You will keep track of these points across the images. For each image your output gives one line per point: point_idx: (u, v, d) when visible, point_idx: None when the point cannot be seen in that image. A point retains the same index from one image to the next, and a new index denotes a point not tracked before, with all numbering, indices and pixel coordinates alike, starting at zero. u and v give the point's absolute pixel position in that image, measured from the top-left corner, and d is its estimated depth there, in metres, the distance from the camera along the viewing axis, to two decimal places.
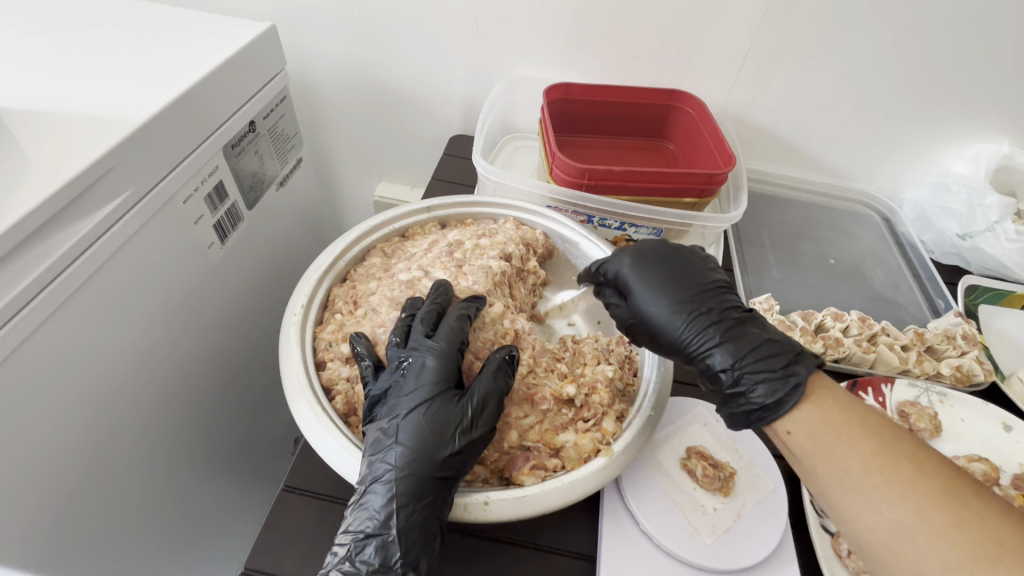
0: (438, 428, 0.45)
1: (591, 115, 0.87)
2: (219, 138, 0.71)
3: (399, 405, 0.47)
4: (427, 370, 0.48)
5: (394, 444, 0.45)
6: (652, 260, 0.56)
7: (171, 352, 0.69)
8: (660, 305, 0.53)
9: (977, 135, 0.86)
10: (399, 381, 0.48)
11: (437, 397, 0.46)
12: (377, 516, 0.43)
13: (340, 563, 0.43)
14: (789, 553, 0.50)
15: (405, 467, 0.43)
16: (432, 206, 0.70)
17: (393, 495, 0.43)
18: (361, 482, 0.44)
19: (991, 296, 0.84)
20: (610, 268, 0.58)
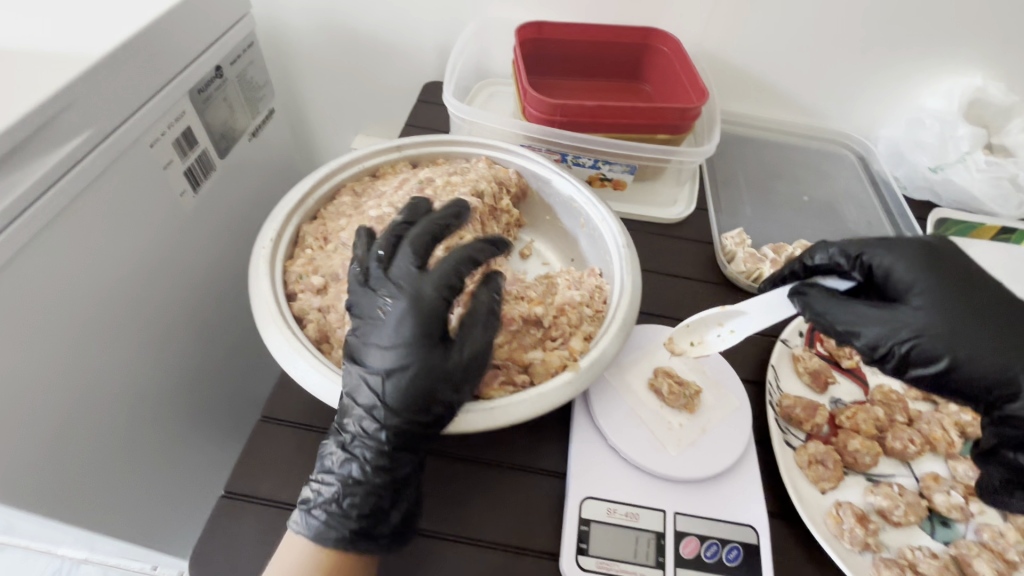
0: (431, 385, 0.44)
1: (565, 56, 0.86)
2: (184, 79, 0.70)
3: (381, 356, 0.44)
4: (406, 320, 0.44)
5: (383, 402, 0.44)
6: (929, 270, 0.47)
7: (152, 298, 0.69)
8: (944, 331, 0.44)
9: (951, 69, 0.86)
10: (376, 326, 0.45)
11: (423, 348, 0.44)
12: (366, 466, 0.45)
13: (325, 504, 0.44)
14: (752, 463, 0.53)
15: (396, 421, 0.44)
16: (403, 144, 0.70)
17: (384, 446, 0.44)
18: (350, 431, 0.45)
19: (960, 228, 0.84)
20: (895, 279, 0.48)
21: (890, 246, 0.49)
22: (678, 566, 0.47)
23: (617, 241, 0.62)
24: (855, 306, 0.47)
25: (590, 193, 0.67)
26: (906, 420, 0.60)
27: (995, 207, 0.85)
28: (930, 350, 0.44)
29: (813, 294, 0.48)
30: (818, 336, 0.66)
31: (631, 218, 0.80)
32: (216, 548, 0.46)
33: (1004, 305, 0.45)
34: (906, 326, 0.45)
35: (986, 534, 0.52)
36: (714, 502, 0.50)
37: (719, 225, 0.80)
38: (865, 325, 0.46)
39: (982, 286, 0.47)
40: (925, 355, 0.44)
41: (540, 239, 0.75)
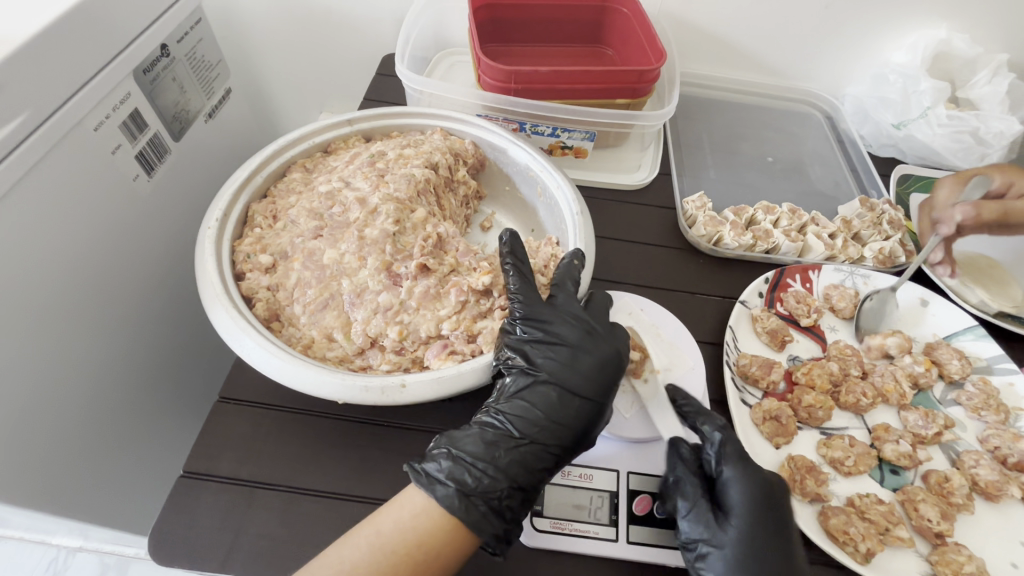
0: (605, 415, 0.49)
1: (523, 21, 0.84)
2: (126, 59, 0.67)
3: (579, 377, 0.48)
4: (610, 356, 0.50)
5: (567, 384, 0.48)
6: (766, 511, 0.46)
7: (106, 285, 0.67)
8: (736, 566, 0.44)
9: (917, 22, 0.84)
10: (583, 354, 0.49)
11: (614, 394, 0.49)
12: (531, 474, 0.45)
13: (479, 484, 0.43)
14: None
15: (571, 439, 0.47)
16: (354, 118, 0.68)
17: (555, 456, 0.46)
18: (528, 434, 0.46)
19: (922, 184, 0.85)
20: (730, 498, 0.47)
21: (747, 471, 0.47)
22: (631, 524, 0.47)
23: (571, 209, 0.62)
24: (689, 493, 0.47)
25: (545, 160, 0.66)
26: (860, 374, 0.61)
27: (958, 161, 0.85)
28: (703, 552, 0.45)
29: (678, 467, 0.48)
30: (779, 297, 0.67)
31: (594, 185, 0.79)
32: (176, 525, 0.46)
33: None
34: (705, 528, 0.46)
35: (932, 480, 0.53)
36: (667, 460, 0.51)
37: (681, 189, 0.80)
38: (684, 512, 0.46)
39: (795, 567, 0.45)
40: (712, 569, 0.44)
41: (501, 211, 0.75)
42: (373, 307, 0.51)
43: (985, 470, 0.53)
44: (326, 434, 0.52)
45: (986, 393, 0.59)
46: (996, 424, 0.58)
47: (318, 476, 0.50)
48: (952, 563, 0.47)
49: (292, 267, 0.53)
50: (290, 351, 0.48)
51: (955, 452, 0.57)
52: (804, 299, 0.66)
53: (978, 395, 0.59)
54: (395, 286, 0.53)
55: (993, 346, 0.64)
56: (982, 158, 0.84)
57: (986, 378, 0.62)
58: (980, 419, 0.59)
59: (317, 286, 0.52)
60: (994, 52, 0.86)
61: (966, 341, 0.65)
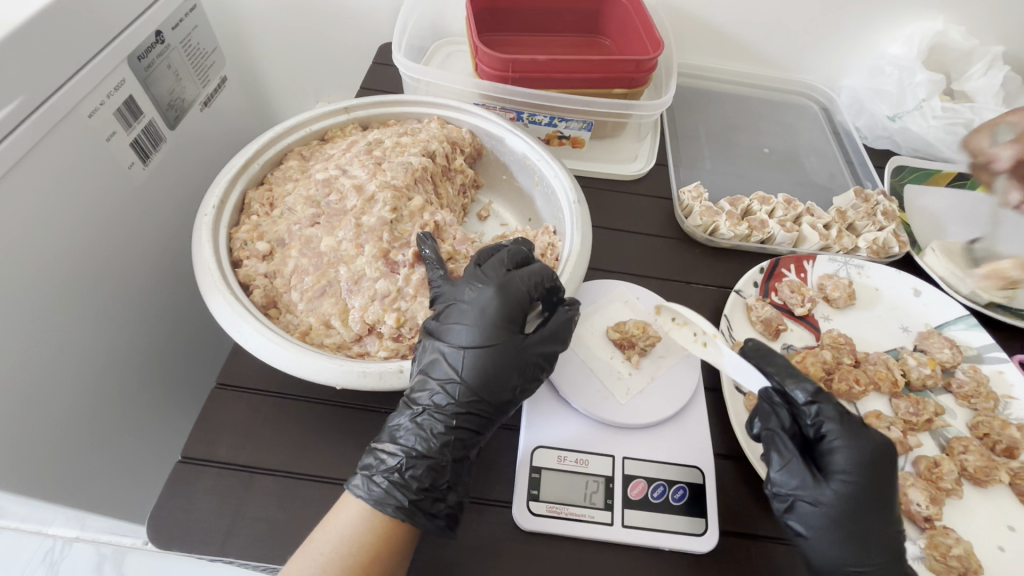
0: (497, 364, 0.46)
1: (520, 10, 0.84)
2: (120, 45, 0.66)
3: (463, 333, 0.47)
4: (490, 304, 0.48)
5: (459, 348, 0.47)
6: (873, 475, 0.45)
7: (102, 275, 0.67)
8: (838, 523, 0.45)
9: (913, 14, 0.84)
10: (465, 310, 0.48)
11: (504, 341, 0.47)
12: (430, 440, 0.45)
13: (384, 468, 0.44)
14: (699, 409, 0.55)
15: (470, 398, 0.46)
16: (351, 106, 0.68)
17: (454, 417, 0.46)
18: (422, 403, 0.46)
19: (916, 175, 0.86)
20: (835, 460, 0.46)
21: (856, 433, 0.46)
22: (626, 508, 0.48)
23: (567, 198, 0.62)
24: (785, 450, 0.47)
25: (542, 149, 0.66)
26: (853, 362, 0.62)
27: (952, 153, 0.86)
28: (795, 504, 0.46)
29: (770, 421, 0.48)
30: (774, 286, 0.67)
31: (591, 175, 0.79)
32: (174, 510, 0.47)
33: (881, 528, 0.45)
34: (800, 483, 0.46)
35: (922, 465, 0.54)
36: (662, 445, 0.52)
37: (678, 179, 0.80)
38: (778, 465, 0.47)
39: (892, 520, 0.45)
40: (805, 522, 0.46)
41: (498, 200, 0.75)
42: (370, 294, 0.51)
43: (974, 456, 0.54)
44: (324, 420, 0.53)
45: (975, 380, 0.60)
46: (986, 411, 0.59)
47: (316, 462, 0.50)
48: (940, 546, 0.48)
49: (289, 254, 0.53)
50: (288, 338, 0.48)
51: (945, 438, 0.58)
52: (799, 289, 0.66)
53: (968, 382, 0.60)
54: (392, 274, 0.53)
55: (983, 335, 0.65)
56: None
57: (977, 366, 0.63)
58: (970, 406, 0.60)
59: (315, 273, 0.52)
60: (989, 44, 0.86)
61: (957, 330, 0.66)
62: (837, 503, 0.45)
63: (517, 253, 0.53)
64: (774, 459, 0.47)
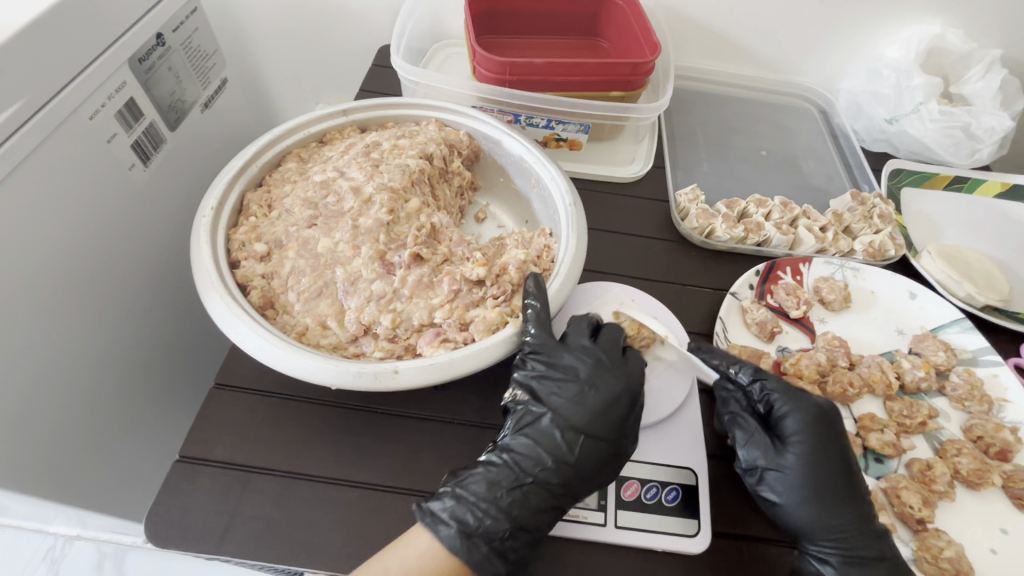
0: (607, 458, 0.48)
1: (518, 13, 0.84)
2: (122, 48, 0.67)
3: (579, 416, 0.49)
4: (614, 391, 0.50)
5: (573, 430, 0.49)
6: (819, 433, 0.50)
7: (102, 275, 0.68)
8: (803, 482, 0.48)
9: (911, 17, 0.84)
10: (581, 393, 0.50)
11: (621, 423, 0.50)
12: (534, 514, 0.46)
13: (481, 524, 0.44)
14: (693, 410, 0.55)
15: (573, 475, 0.47)
16: (349, 109, 0.68)
17: (559, 493, 0.47)
18: (530, 471, 0.47)
19: (913, 178, 0.86)
20: (786, 426, 0.51)
21: (795, 397, 0.52)
22: (619, 509, 0.49)
23: (564, 200, 0.62)
24: (747, 424, 0.52)
25: (539, 151, 0.66)
26: (848, 364, 0.62)
27: (949, 156, 0.86)
28: (763, 472, 0.49)
29: (731, 403, 0.54)
30: (769, 289, 0.68)
31: (588, 177, 0.79)
32: (172, 509, 0.47)
33: (840, 484, 0.49)
34: (762, 450, 0.50)
35: (915, 468, 0.54)
36: (655, 446, 0.52)
37: (675, 182, 0.80)
38: (743, 441, 0.51)
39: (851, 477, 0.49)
40: (777, 491, 0.48)
41: (495, 202, 0.75)
42: (366, 295, 0.52)
43: (967, 459, 0.54)
44: (320, 420, 0.53)
45: (970, 383, 0.60)
46: (980, 415, 0.59)
47: (312, 460, 0.51)
48: (932, 548, 0.49)
49: (286, 256, 0.54)
50: (284, 338, 0.48)
51: (939, 441, 0.58)
52: (794, 292, 0.67)
53: (963, 385, 0.60)
54: (388, 275, 0.53)
55: (978, 338, 0.65)
56: (972, 154, 0.84)
57: (972, 369, 0.63)
58: (964, 409, 0.60)
59: (311, 275, 0.53)
60: (986, 47, 0.87)
61: (953, 333, 0.66)
62: (799, 463, 0.49)
63: (613, 333, 0.56)
64: (739, 433, 0.52)
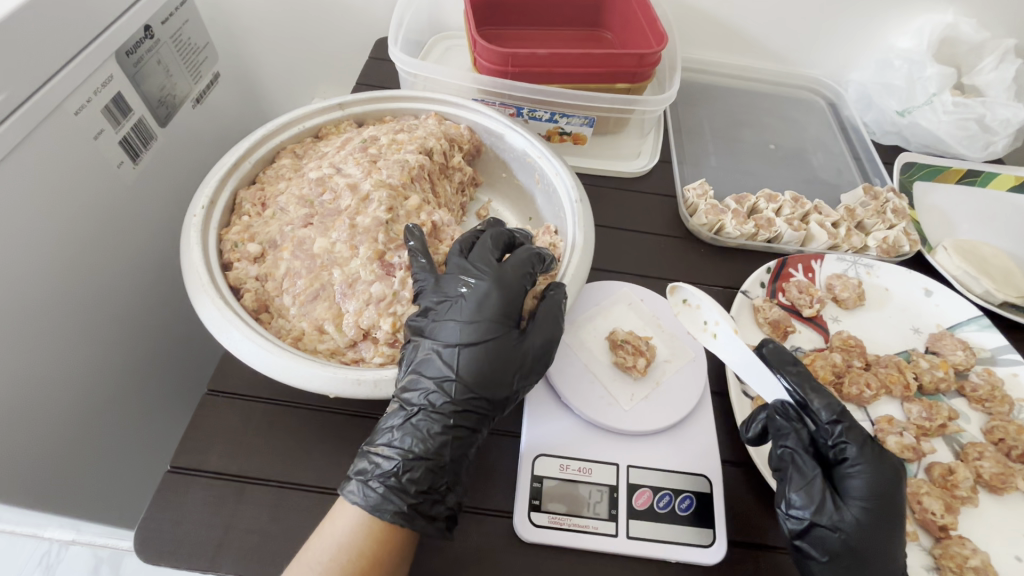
0: (496, 365, 0.45)
1: (519, 3, 0.81)
2: (108, 39, 0.64)
3: (456, 330, 0.45)
4: (489, 296, 0.46)
5: (456, 347, 0.45)
6: (887, 503, 0.44)
7: (90, 277, 0.65)
8: (857, 549, 0.43)
9: (924, 6, 0.82)
10: (459, 304, 0.46)
11: (504, 330, 0.46)
12: (427, 441, 0.43)
13: (384, 475, 0.42)
14: (706, 414, 0.53)
15: (464, 390, 0.44)
16: (346, 103, 0.66)
17: (452, 415, 0.44)
18: (418, 402, 0.44)
19: (925, 172, 0.84)
20: (851, 485, 0.45)
21: (876, 458, 0.45)
22: (631, 519, 0.46)
23: (569, 197, 0.60)
24: (807, 469, 0.45)
25: (543, 146, 0.64)
26: (863, 365, 0.60)
27: (963, 149, 0.83)
28: (815, 527, 0.43)
29: (785, 437, 0.46)
30: (781, 287, 0.65)
31: (593, 173, 0.77)
32: (162, 522, 0.45)
33: (894, 553, 0.43)
34: (823, 505, 0.44)
35: (936, 472, 0.52)
36: (667, 453, 0.50)
37: (682, 177, 0.78)
38: (795, 487, 0.45)
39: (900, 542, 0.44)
40: (821, 547, 0.43)
41: (497, 199, 0.72)
42: (365, 298, 0.49)
43: (989, 463, 0.52)
44: (318, 427, 0.51)
45: (990, 383, 0.58)
46: (1001, 416, 0.57)
47: (310, 470, 0.48)
48: (956, 556, 0.47)
49: (281, 256, 0.51)
50: (279, 343, 0.46)
51: (959, 444, 0.56)
52: (807, 289, 0.65)
53: (982, 385, 0.58)
54: (388, 276, 0.51)
55: (997, 337, 0.63)
56: (986, 147, 0.82)
57: (991, 369, 0.61)
58: (984, 410, 0.58)
59: (308, 276, 0.50)
60: (1000, 37, 0.84)
61: (970, 331, 0.64)
62: (857, 525, 0.43)
63: (499, 238, 0.51)
64: (797, 479, 0.45)
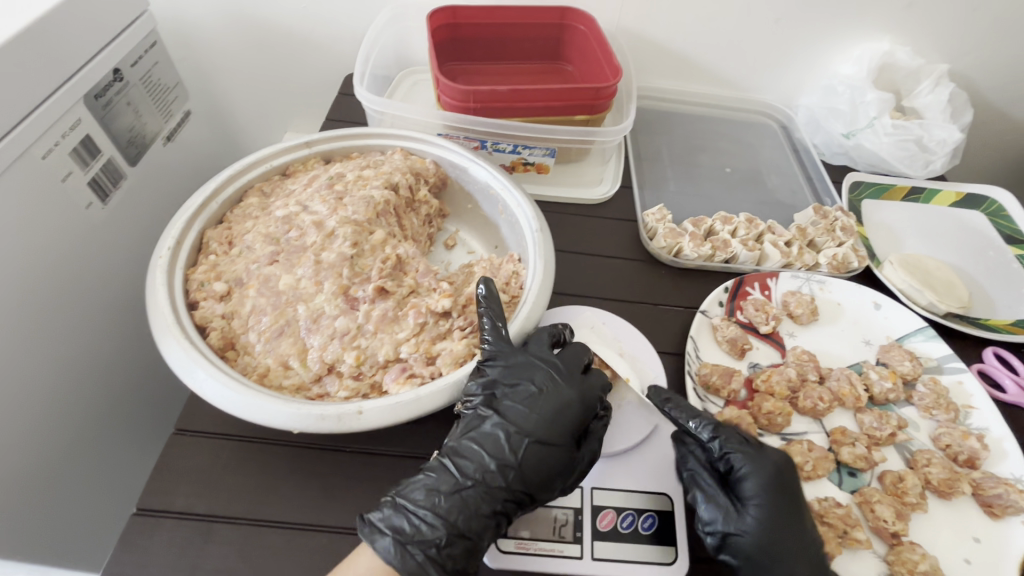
0: (558, 466, 0.47)
1: (481, 39, 0.85)
2: (77, 84, 0.65)
3: (530, 425, 0.48)
4: (563, 398, 0.50)
5: (523, 437, 0.47)
6: (778, 494, 0.48)
7: (56, 318, 0.65)
8: (766, 547, 0.46)
9: (862, 36, 0.87)
10: (526, 394, 0.50)
11: (565, 440, 0.48)
12: (473, 519, 0.44)
13: (425, 544, 0.43)
14: (666, 433, 0.55)
15: (520, 479, 0.46)
16: (312, 141, 0.68)
17: (502, 499, 0.45)
18: (472, 477, 0.46)
19: (873, 190, 0.88)
20: (744, 487, 0.49)
21: (754, 456, 0.50)
22: (596, 540, 0.48)
23: (530, 226, 0.62)
24: (707, 485, 0.49)
25: (504, 178, 0.67)
26: (818, 378, 0.62)
27: (905, 168, 0.88)
28: (727, 537, 0.47)
29: (688, 460, 0.51)
30: (739, 305, 0.68)
31: (557, 200, 0.80)
32: (126, 566, 0.45)
33: (801, 542, 0.47)
34: (728, 514, 0.48)
35: (888, 480, 0.55)
36: (630, 473, 0.52)
37: (642, 201, 0.81)
38: (703, 502, 0.49)
39: (809, 531, 0.48)
40: (736, 553, 0.46)
41: (465, 228, 0.75)
42: (329, 333, 0.51)
43: (937, 469, 0.55)
44: (287, 462, 0.51)
45: (936, 392, 0.61)
46: (948, 423, 0.60)
47: (278, 506, 0.49)
48: (907, 562, 0.49)
49: (247, 295, 0.53)
50: (244, 382, 0.47)
51: (909, 451, 0.59)
52: (763, 307, 0.67)
53: (929, 394, 0.61)
54: (352, 310, 0.52)
55: (942, 347, 0.66)
56: (926, 165, 0.87)
57: (937, 377, 0.64)
58: (932, 418, 0.61)
59: (273, 313, 0.51)
60: (934, 62, 0.90)
61: (918, 342, 0.67)
62: (759, 524, 0.47)
63: (556, 334, 0.55)
64: (704, 497, 0.49)
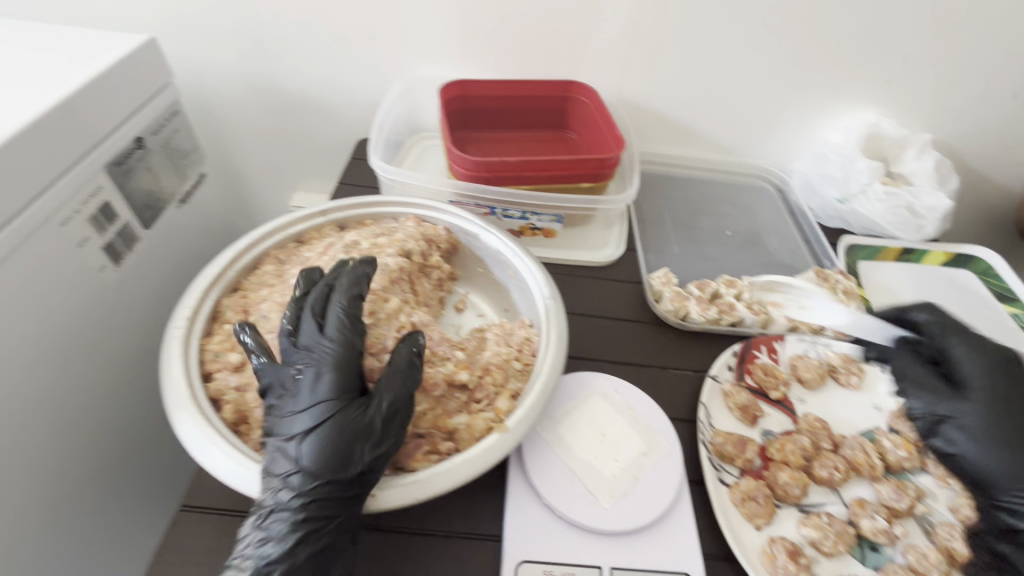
0: (340, 447, 0.44)
1: (489, 110, 0.89)
2: (102, 155, 0.67)
3: (297, 419, 0.45)
4: (325, 379, 0.46)
5: (304, 436, 0.45)
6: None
7: (60, 386, 0.64)
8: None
9: (848, 108, 0.93)
10: (300, 391, 0.47)
11: (350, 414, 0.45)
12: (285, 540, 0.43)
13: None
14: (686, 506, 0.54)
15: (316, 479, 0.44)
16: (328, 209, 0.70)
17: (311, 508, 0.44)
18: (269, 503, 0.44)
19: (867, 252, 0.91)
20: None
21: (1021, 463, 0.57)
22: None
23: (542, 293, 0.63)
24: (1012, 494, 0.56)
25: (516, 246, 0.68)
26: (831, 447, 0.62)
27: (898, 232, 0.92)
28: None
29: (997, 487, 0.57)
30: (748, 369, 0.68)
31: (564, 263, 0.82)
32: None
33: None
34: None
35: (912, 556, 0.53)
36: (651, 552, 0.50)
37: (647, 264, 0.83)
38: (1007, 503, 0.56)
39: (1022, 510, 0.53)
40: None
41: (475, 291, 0.76)
42: None
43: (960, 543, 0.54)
44: None
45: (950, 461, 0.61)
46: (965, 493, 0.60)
47: None
48: None
49: None
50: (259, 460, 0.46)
51: (930, 524, 0.58)
52: (772, 371, 0.68)
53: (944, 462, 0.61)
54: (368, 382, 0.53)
55: None
56: (920, 230, 0.91)
57: None
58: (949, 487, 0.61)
59: None
60: (918, 131, 0.95)
61: None
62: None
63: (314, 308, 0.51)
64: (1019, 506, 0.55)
